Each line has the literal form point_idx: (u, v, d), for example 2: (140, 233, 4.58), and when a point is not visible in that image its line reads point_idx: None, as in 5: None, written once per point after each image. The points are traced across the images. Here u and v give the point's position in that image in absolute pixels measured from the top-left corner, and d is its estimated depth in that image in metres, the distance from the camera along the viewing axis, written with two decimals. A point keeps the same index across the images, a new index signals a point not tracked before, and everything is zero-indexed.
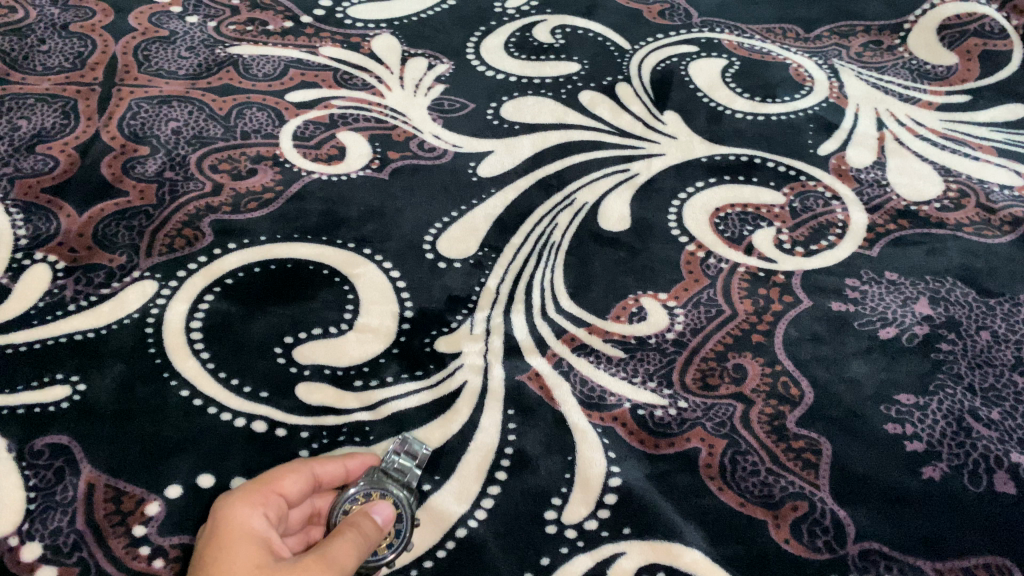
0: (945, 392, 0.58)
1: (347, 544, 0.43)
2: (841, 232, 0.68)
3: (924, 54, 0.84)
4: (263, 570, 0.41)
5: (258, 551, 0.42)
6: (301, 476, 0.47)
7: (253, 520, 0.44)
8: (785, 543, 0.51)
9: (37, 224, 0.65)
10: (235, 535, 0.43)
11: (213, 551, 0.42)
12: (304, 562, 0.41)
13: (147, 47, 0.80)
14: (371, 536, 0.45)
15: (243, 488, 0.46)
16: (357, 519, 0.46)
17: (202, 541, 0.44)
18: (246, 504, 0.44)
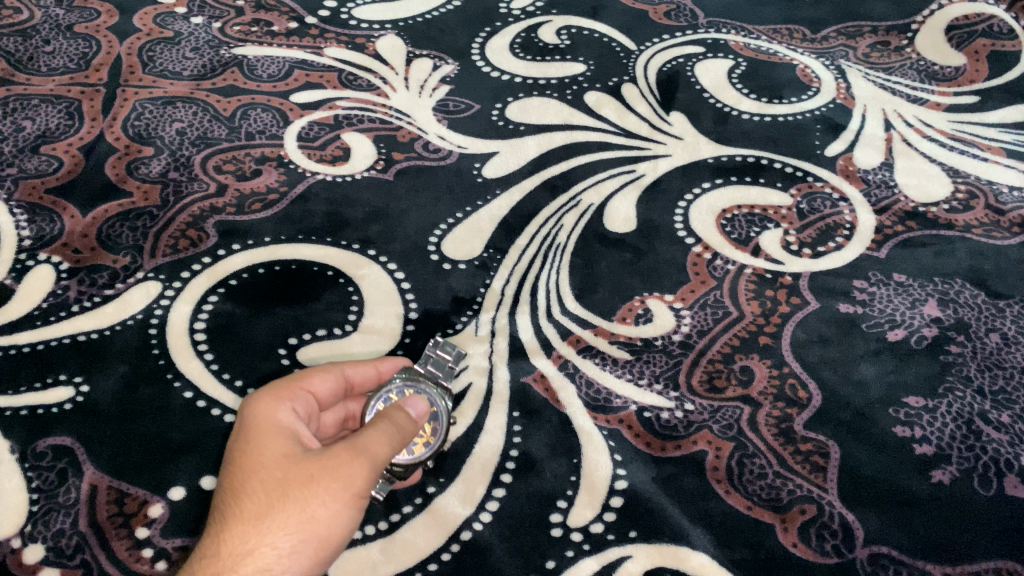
0: (954, 395, 0.57)
1: (375, 430, 0.46)
2: (849, 233, 0.67)
3: (932, 54, 0.83)
4: (292, 458, 0.45)
5: (287, 442, 0.46)
6: (330, 377, 0.51)
7: (282, 415, 0.47)
8: (793, 547, 0.51)
9: (41, 224, 0.65)
10: (264, 428, 0.46)
11: (243, 442, 0.46)
12: (331, 450, 0.45)
13: (152, 48, 0.80)
14: (404, 423, 0.48)
15: (272, 385, 0.49)
16: (390, 411, 0.48)
17: (235, 432, 0.47)
18: (274, 401, 0.48)
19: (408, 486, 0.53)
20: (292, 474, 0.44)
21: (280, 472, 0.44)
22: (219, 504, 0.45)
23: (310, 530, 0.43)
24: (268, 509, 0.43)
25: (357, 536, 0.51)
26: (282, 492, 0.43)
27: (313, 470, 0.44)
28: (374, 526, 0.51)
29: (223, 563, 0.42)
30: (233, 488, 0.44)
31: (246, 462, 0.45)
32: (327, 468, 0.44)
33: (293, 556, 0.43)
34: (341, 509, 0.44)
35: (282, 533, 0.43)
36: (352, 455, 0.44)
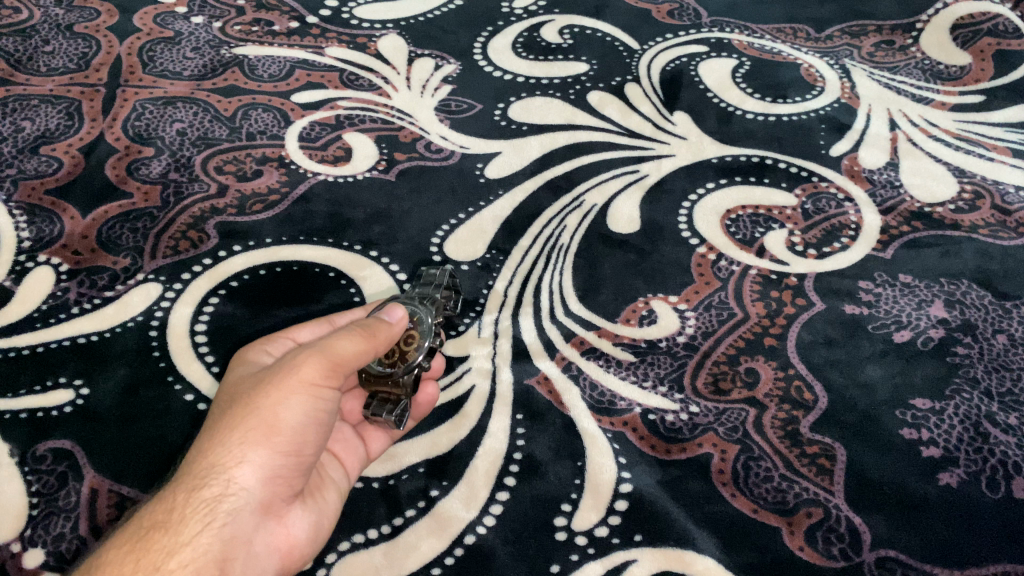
0: (961, 397, 0.57)
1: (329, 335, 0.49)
2: (854, 234, 0.67)
3: (936, 53, 0.83)
4: (252, 375, 0.48)
5: (250, 367, 0.50)
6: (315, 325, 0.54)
7: (258, 354, 0.51)
8: (799, 550, 0.50)
9: (41, 225, 0.64)
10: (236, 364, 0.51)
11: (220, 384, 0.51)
12: (284, 357, 0.48)
13: (152, 47, 0.80)
14: (366, 321, 0.50)
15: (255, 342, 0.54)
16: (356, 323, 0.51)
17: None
18: (254, 344, 0.52)
19: (411, 489, 0.53)
20: (248, 384, 0.47)
21: (235, 387, 0.48)
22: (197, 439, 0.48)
23: (259, 421, 0.46)
24: (222, 415, 0.46)
25: (359, 540, 0.50)
26: (235, 396, 0.47)
27: (264, 375, 0.47)
28: (376, 530, 0.51)
29: (181, 469, 0.45)
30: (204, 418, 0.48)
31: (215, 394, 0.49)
32: (274, 367, 0.47)
33: (246, 448, 0.45)
34: (291, 397, 0.46)
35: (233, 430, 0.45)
36: (298, 350, 0.48)
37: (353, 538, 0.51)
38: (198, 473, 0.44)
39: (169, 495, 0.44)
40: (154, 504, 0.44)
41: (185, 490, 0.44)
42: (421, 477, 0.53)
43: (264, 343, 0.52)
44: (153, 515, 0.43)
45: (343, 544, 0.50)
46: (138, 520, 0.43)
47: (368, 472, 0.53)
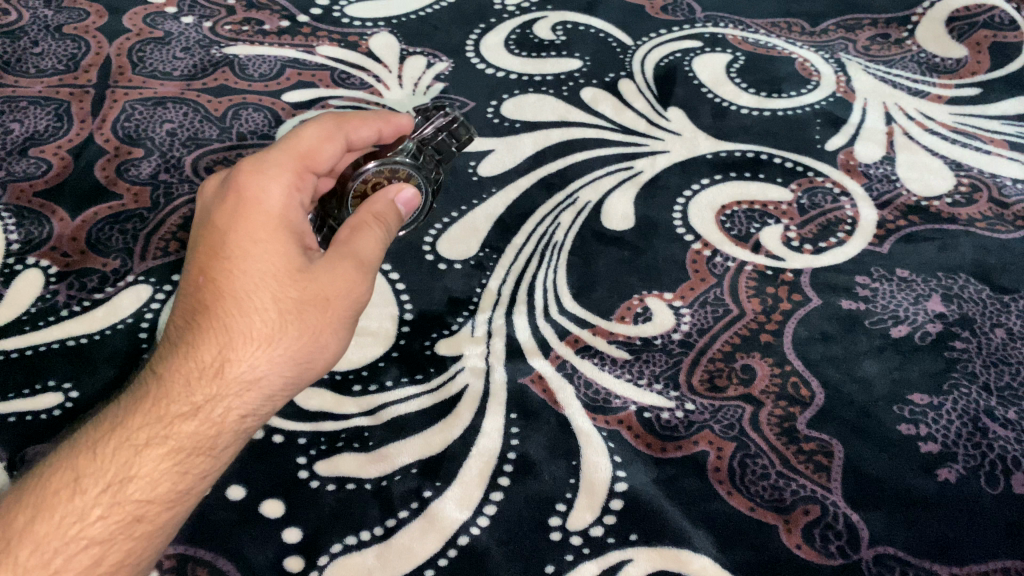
0: (959, 391, 0.56)
1: (374, 242, 0.51)
2: (850, 228, 0.66)
3: (933, 46, 0.82)
4: (303, 274, 0.48)
5: (295, 244, 0.48)
6: (332, 148, 0.54)
7: (290, 216, 0.49)
8: (797, 548, 0.49)
9: (30, 227, 0.64)
10: (275, 226, 0.48)
11: (249, 235, 0.48)
12: (346, 273, 0.49)
13: (141, 48, 0.79)
14: (392, 225, 0.54)
15: (279, 171, 0.50)
16: (380, 207, 0.53)
17: (230, 210, 0.49)
18: (283, 197, 0.49)
19: (404, 490, 0.52)
20: (307, 295, 0.47)
21: (291, 292, 0.47)
22: (216, 306, 0.47)
23: (313, 359, 0.48)
24: (280, 332, 0.47)
25: (352, 542, 0.50)
26: (297, 313, 0.47)
27: (328, 295, 0.48)
28: (369, 532, 0.50)
29: (226, 381, 0.46)
30: (234, 291, 0.47)
31: (255, 264, 0.47)
32: (340, 296, 0.48)
33: (294, 383, 0.48)
34: (344, 336, 0.50)
35: (292, 358, 0.47)
36: (363, 281, 0.49)
37: (346, 540, 0.50)
38: (248, 399, 0.47)
39: (212, 410, 0.46)
40: (193, 417, 0.45)
41: (231, 416, 0.46)
42: (414, 477, 0.53)
43: (287, 194, 0.49)
44: (195, 433, 0.45)
45: (335, 545, 0.49)
46: (175, 432, 0.45)
47: (360, 473, 0.53)
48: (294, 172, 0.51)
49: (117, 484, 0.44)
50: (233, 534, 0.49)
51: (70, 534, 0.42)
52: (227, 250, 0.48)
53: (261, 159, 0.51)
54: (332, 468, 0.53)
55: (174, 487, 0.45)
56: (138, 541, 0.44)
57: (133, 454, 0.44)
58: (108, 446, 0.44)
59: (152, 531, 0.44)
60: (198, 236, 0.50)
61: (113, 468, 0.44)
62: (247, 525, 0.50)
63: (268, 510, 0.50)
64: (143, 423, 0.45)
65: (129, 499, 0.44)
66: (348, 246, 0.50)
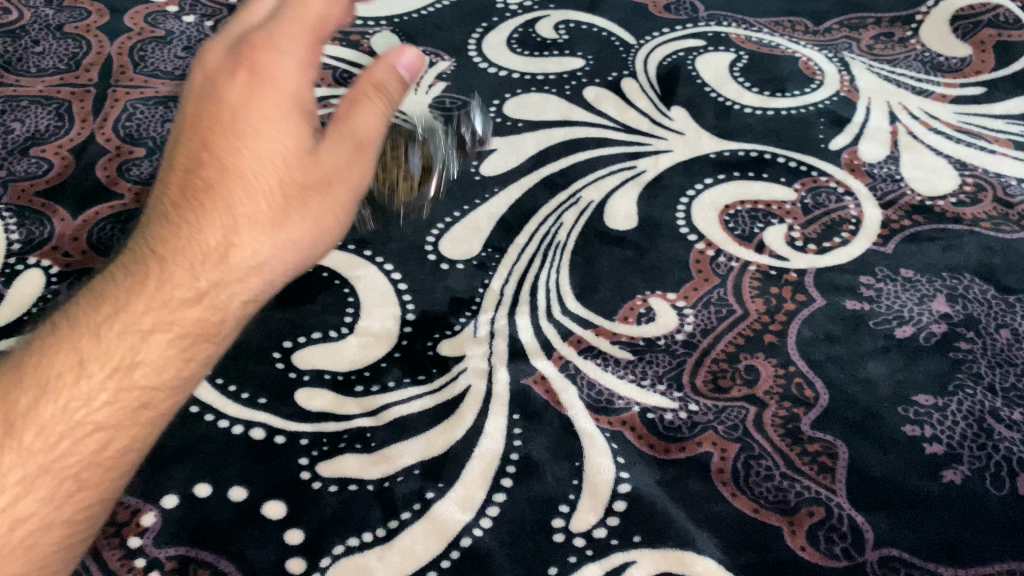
0: (964, 392, 0.56)
1: (377, 117, 0.47)
2: (855, 228, 0.66)
3: (937, 45, 0.82)
4: (312, 153, 0.45)
5: (307, 126, 0.45)
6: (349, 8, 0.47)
7: (303, 84, 0.45)
8: (801, 550, 0.49)
9: (31, 228, 0.63)
10: (289, 106, 0.44)
11: (260, 114, 0.44)
12: (352, 152, 0.46)
13: (143, 47, 0.79)
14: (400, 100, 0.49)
15: (296, 42, 0.45)
16: (378, 73, 0.47)
17: (241, 85, 0.44)
18: (301, 63, 0.45)
19: (407, 490, 0.52)
20: (313, 179, 0.45)
21: (298, 176, 0.45)
22: (222, 183, 0.44)
23: (313, 245, 0.47)
24: (288, 217, 0.45)
25: (354, 543, 0.49)
26: (305, 197, 0.45)
27: (334, 180, 0.46)
28: (372, 533, 0.50)
29: (232, 266, 0.44)
30: (240, 171, 0.44)
31: (267, 142, 0.44)
32: (344, 179, 0.46)
33: (295, 268, 0.47)
34: (345, 217, 0.48)
35: (296, 240, 0.45)
36: (362, 164, 0.47)
37: (348, 541, 0.49)
38: (251, 285, 0.45)
39: (217, 297, 0.44)
40: (197, 305, 0.43)
41: (234, 301, 0.45)
42: (417, 477, 0.52)
43: (300, 61, 0.45)
44: (200, 320, 0.43)
45: (338, 547, 0.49)
46: (178, 320, 0.42)
47: (363, 473, 0.52)
48: (308, 44, 0.45)
49: (124, 368, 0.41)
50: (235, 535, 0.49)
51: (75, 419, 0.40)
52: (235, 125, 0.44)
53: (274, 28, 0.45)
54: (335, 469, 0.53)
55: (178, 375, 0.42)
56: (144, 425, 0.42)
57: (137, 339, 0.42)
58: (114, 328, 0.42)
59: (155, 418, 0.42)
60: (202, 104, 0.45)
61: (119, 354, 0.41)
62: (248, 526, 0.50)
63: (270, 512, 0.50)
64: (146, 308, 0.42)
65: (134, 384, 0.41)
66: (361, 122, 0.46)
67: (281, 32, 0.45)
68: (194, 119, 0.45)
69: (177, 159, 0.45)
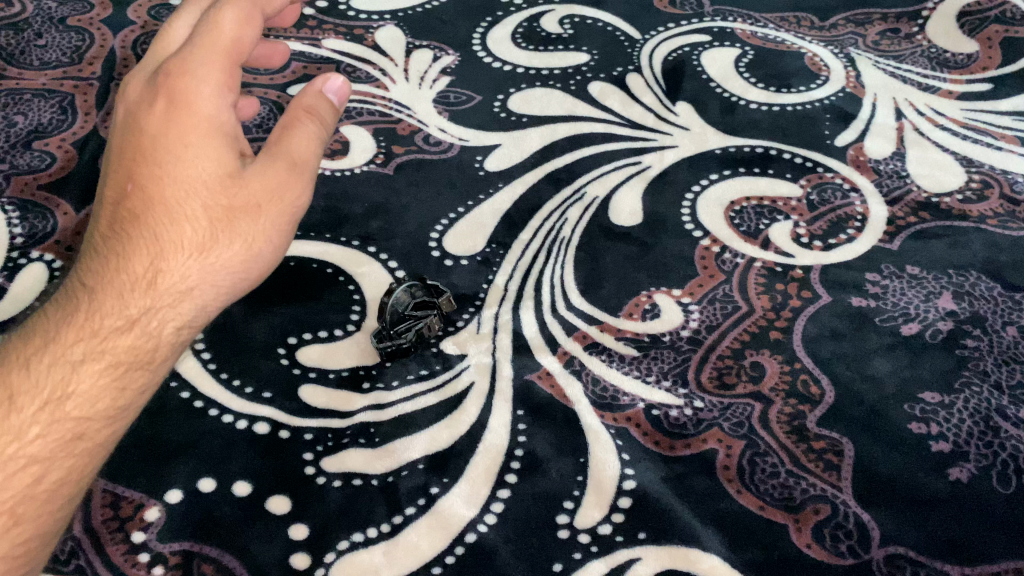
0: (970, 390, 0.56)
1: (308, 140, 0.50)
2: (860, 225, 0.66)
3: (944, 40, 0.82)
4: (233, 177, 0.46)
5: (227, 151, 0.46)
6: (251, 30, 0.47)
7: (211, 112, 0.46)
8: (807, 548, 0.49)
9: (34, 221, 0.63)
10: (209, 131, 0.46)
11: (180, 141, 0.46)
12: (276, 172, 0.47)
13: (146, 40, 0.79)
14: (328, 123, 0.52)
15: (210, 68, 0.46)
16: (310, 99, 0.52)
17: (162, 116, 0.46)
18: (216, 91, 0.46)
19: (411, 486, 0.52)
20: (236, 203, 0.46)
21: (222, 199, 0.46)
22: (140, 213, 0.45)
23: (248, 270, 0.48)
24: (213, 241, 0.46)
25: (358, 539, 0.49)
26: (230, 219, 0.46)
27: (260, 202, 0.47)
28: (376, 529, 0.50)
29: (160, 294, 0.45)
30: (164, 200, 0.45)
31: (184, 169, 0.46)
32: (271, 201, 0.47)
33: (230, 292, 0.48)
34: (280, 241, 0.49)
35: (225, 264, 0.46)
36: (296, 183, 0.48)
37: (352, 537, 0.49)
38: (183, 310, 0.46)
39: (149, 323, 0.45)
40: (129, 331, 0.45)
41: (167, 328, 0.46)
42: (421, 473, 0.52)
43: (200, 90, 0.46)
44: (131, 347, 0.44)
45: (342, 542, 0.49)
46: (111, 347, 0.44)
47: (367, 469, 0.52)
48: (225, 69, 0.47)
49: (56, 401, 0.43)
50: (239, 530, 0.49)
51: (7, 452, 0.41)
52: (158, 154, 0.46)
53: (190, 54, 0.47)
54: (339, 464, 0.52)
55: (113, 403, 0.44)
56: (79, 457, 0.43)
57: (70, 370, 0.43)
58: (44, 360, 0.43)
59: (93, 447, 0.44)
60: (126, 137, 0.47)
61: (50, 386, 0.43)
62: (252, 521, 0.49)
63: (274, 507, 0.50)
64: (78, 338, 0.44)
65: (68, 415, 0.43)
66: (280, 147, 0.48)
67: (193, 62, 0.46)
68: (118, 155, 0.47)
69: (106, 192, 0.47)
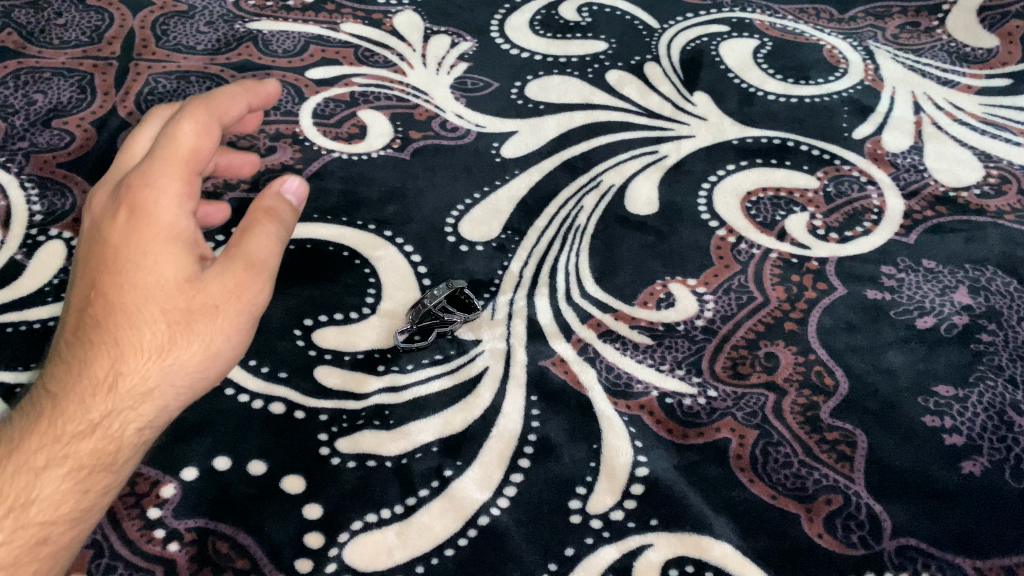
0: (985, 384, 0.56)
1: (267, 240, 0.47)
2: (877, 218, 0.66)
3: (964, 35, 0.81)
4: (192, 280, 0.44)
5: (187, 254, 0.44)
6: (206, 138, 0.45)
7: (170, 220, 0.43)
8: (818, 537, 0.49)
9: (53, 199, 0.64)
10: (168, 237, 0.43)
11: (139, 248, 0.43)
12: (233, 274, 0.45)
13: (165, 21, 0.79)
14: (287, 222, 0.50)
15: (169, 178, 0.44)
16: (269, 201, 0.49)
17: (124, 224, 0.44)
18: (174, 199, 0.44)
19: (425, 468, 0.52)
20: (195, 305, 0.44)
21: (180, 302, 0.43)
22: (102, 320, 0.43)
23: (209, 368, 0.45)
24: (172, 342, 0.44)
25: (372, 519, 0.50)
26: (189, 322, 0.44)
27: (218, 304, 0.44)
28: (390, 510, 0.50)
29: (121, 396, 0.43)
30: (124, 305, 0.43)
31: (144, 277, 0.43)
32: (230, 303, 0.45)
33: (191, 391, 0.46)
34: (241, 339, 0.46)
35: (185, 366, 0.44)
36: (254, 284, 0.46)
37: (366, 517, 0.50)
38: (145, 410, 0.44)
39: (111, 426, 0.43)
40: (91, 435, 0.43)
41: (129, 429, 0.44)
42: (435, 455, 0.53)
43: (157, 199, 0.43)
44: (94, 451, 0.43)
45: (356, 523, 0.49)
46: (73, 453, 0.42)
47: (382, 450, 0.53)
48: (184, 178, 0.44)
49: (20, 507, 0.41)
50: (254, 509, 0.49)
51: None
52: (117, 263, 0.43)
53: (148, 164, 0.44)
54: (353, 445, 0.53)
55: (77, 506, 0.43)
56: (44, 559, 0.42)
57: (33, 477, 0.42)
58: (6, 469, 0.42)
59: (57, 551, 0.42)
60: (89, 247, 0.44)
61: (13, 493, 0.41)
62: (267, 500, 0.50)
63: (288, 486, 0.50)
64: (40, 444, 0.42)
65: (31, 521, 0.41)
66: (239, 248, 0.46)
67: (152, 171, 0.44)
68: (81, 263, 0.45)
69: (71, 301, 0.45)
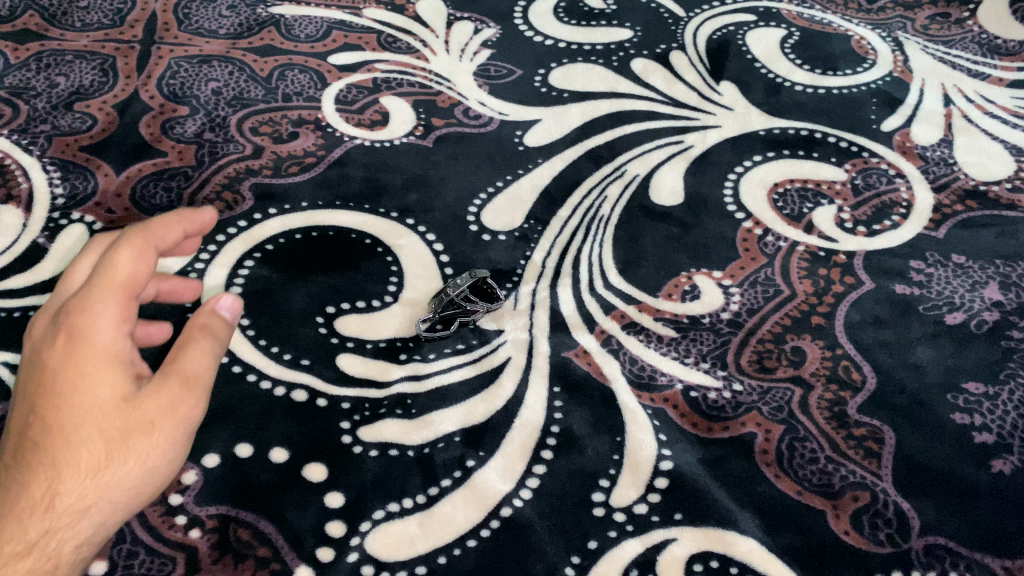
0: (1016, 381, 0.55)
1: (202, 356, 0.42)
2: (905, 212, 0.65)
3: (995, 27, 0.80)
4: (128, 399, 0.39)
5: (124, 374, 0.39)
6: (143, 260, 0.41)
7: (106, 340, 0.39)
8: (845, 534, 0.49)
9: (75, 182, 0.63)
10: (105, 359, 0.39)
11: (74, 373, 0.38)
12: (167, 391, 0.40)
13: (188, 5, 0.78)
14: (222, 344, 0.44)
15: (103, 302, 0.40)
16: (201, 318, 0.44)
17: (60, 349, 0.39)
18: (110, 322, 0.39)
19: (447, 458, 0.52)
20: (130, 423, 0.39)
21: (116, 421, 0.38)
22: (32, 444, 0.38)
23: (143, 487, 0.40)
24: (107, 461, 0.38)
25: (394, 509, 0.49)
26: (125, 441, 0.38)
27: (153, 420, 0.39)
28: (412, 500, 0.50)
29: (59, 516, 0.37)
30: (60, 428, 0.38)
31: (79, 398, 0.38)
32: (167, 420, 0.40)
33: (123, 513, 0.40)
34: (174, 458, 0.41)
35: (121, 487, 0.39)
36: (190, 400, 0.41)
37: (388, 507, 0.49)
38: (83, 528, 0.38)
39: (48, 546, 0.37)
40: (27, 556, 0.36)
41: (67, 547, 0.38)
42: (457, 446, 0.52)
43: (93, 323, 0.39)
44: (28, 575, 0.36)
45: (378, 512, 0.49)
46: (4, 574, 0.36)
47: (404, 439, 0.52)
48: (121, 302, 0.40)
49: None
50: (276, 496, 0.49)
51: None
52: (52, 386, 0.38)
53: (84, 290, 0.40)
54: (375, 434, 0.52)
55: None
56: None
57: None
58: None
59: None
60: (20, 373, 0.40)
61: None
62: (289, 488, 0.49)
63: (310, 474, 0.50)
64: None
65: None
66: (174, 366, 0.41)
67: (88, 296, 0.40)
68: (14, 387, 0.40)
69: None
